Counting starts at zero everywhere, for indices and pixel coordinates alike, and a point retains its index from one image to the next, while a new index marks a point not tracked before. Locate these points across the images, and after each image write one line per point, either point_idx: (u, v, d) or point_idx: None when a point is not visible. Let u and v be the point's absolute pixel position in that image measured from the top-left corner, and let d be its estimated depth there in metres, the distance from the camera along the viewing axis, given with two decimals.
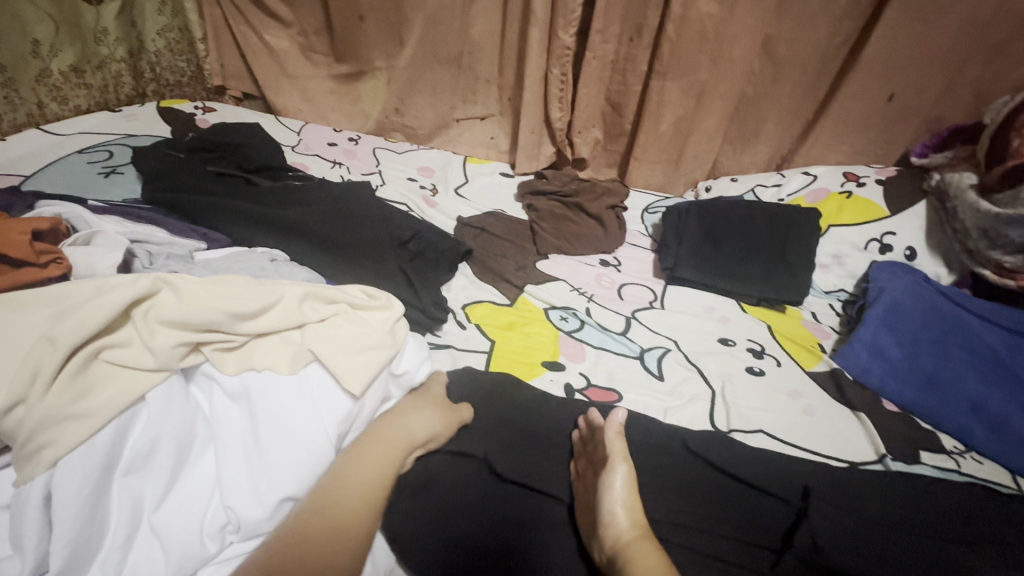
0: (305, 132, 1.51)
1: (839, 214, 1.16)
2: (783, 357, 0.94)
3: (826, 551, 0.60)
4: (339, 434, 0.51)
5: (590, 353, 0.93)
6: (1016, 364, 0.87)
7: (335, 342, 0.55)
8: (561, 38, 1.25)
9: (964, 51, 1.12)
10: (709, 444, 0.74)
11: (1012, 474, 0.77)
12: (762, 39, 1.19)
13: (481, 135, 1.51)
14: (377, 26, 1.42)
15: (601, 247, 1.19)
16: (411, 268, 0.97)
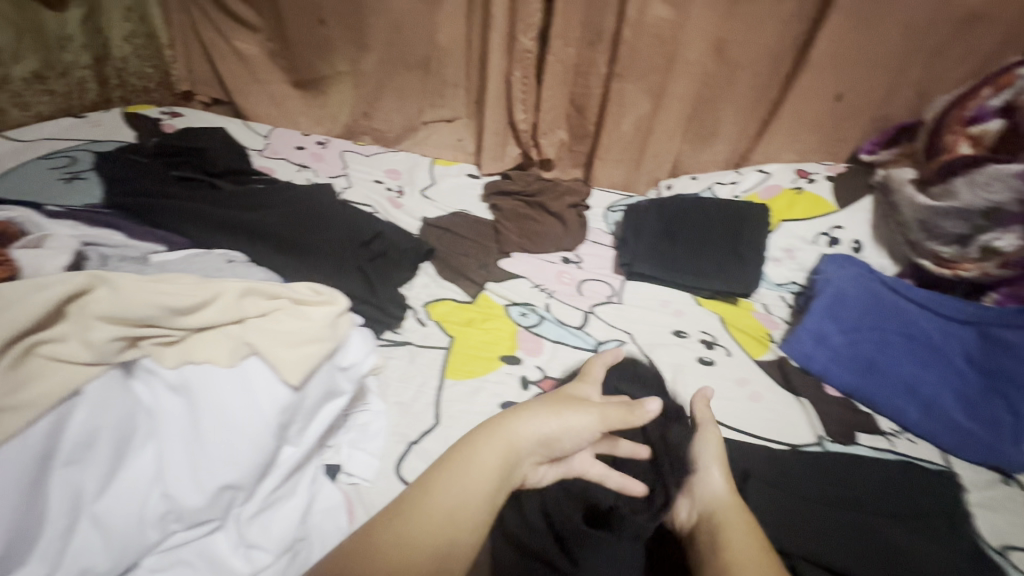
0: (272, 137, 1.52)
1: (791, 210, 1.20)
2: (733, 348, 0.97)
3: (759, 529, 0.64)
4: (282, 426, 0.52)
5: (547, 346, 0.95)
6: (949, 347, 0.91)
7: (277, 335, 0.53)
8: (522, 42, 1.29)
9: (904, 52, 1.17)
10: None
11: (942, 452, 0.82)
12: (715, 42, 1.23)
13: (449, 137, 1.54)
14: (341, 30, 1.43)
15: (563, 245, 1.22)
16: (372, 268, 0.99)
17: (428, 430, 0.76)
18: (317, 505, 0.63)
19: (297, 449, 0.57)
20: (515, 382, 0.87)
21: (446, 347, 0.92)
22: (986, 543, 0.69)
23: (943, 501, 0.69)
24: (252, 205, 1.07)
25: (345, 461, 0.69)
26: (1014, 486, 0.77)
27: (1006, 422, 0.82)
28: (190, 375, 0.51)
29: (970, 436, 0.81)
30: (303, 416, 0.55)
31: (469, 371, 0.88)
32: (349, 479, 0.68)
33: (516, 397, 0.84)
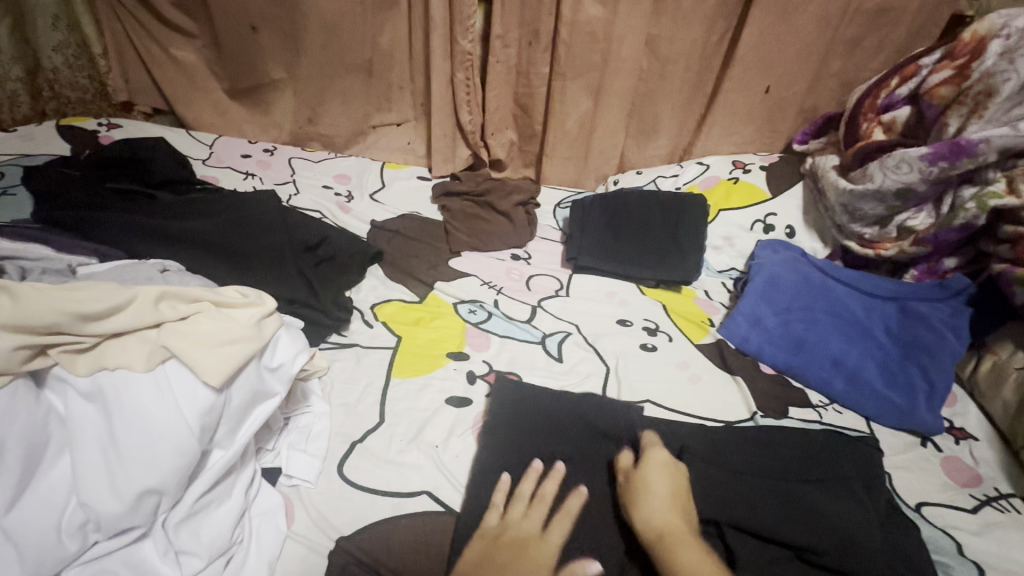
0: (217, 146, 1.50)
1: (727, 199, 1.25)
2: (674, 333, 1.01)
3: (696, 502, 0.66)
4: (202, 429, 0.51)
5: (495, 341, 0.97)
6: (871, 322, 0.97)
7: (194, 338, 0.53)
8: (462, 45, 1.30)
9: (823, 46, 1.24)
10: (593, 412, 0.77)
11: (866, 420, 0.87)
12: (646, 39, 1.27)
13: (398, 140, 1.55)
14: (274, 36, 1.42)
15: (512, 242, 1.24)
16: (317, 273, 0.99)
17: (372, 428, 0.77)
18: (255, 508, 0.62)
19: (227, 452, 0.56)
20: (462, 377, 0.88)
21: (393, 346, 0.93)
22: (904, 501, 0.74)
23: (863, 464, 0.73)
24: (193, 215, 1.05)
25: (284, 463, 0.68)
26: (930, 448, 0.83)
27: (921, 388, 0.88)
28: (103, 381, 0.50)
29: (890, 403, 0.86)
30: (228, 417, 0.55)
31: (415, 368, 0.88)
32: (289, 481, 0.67)
33: (462, 391, 0.85)
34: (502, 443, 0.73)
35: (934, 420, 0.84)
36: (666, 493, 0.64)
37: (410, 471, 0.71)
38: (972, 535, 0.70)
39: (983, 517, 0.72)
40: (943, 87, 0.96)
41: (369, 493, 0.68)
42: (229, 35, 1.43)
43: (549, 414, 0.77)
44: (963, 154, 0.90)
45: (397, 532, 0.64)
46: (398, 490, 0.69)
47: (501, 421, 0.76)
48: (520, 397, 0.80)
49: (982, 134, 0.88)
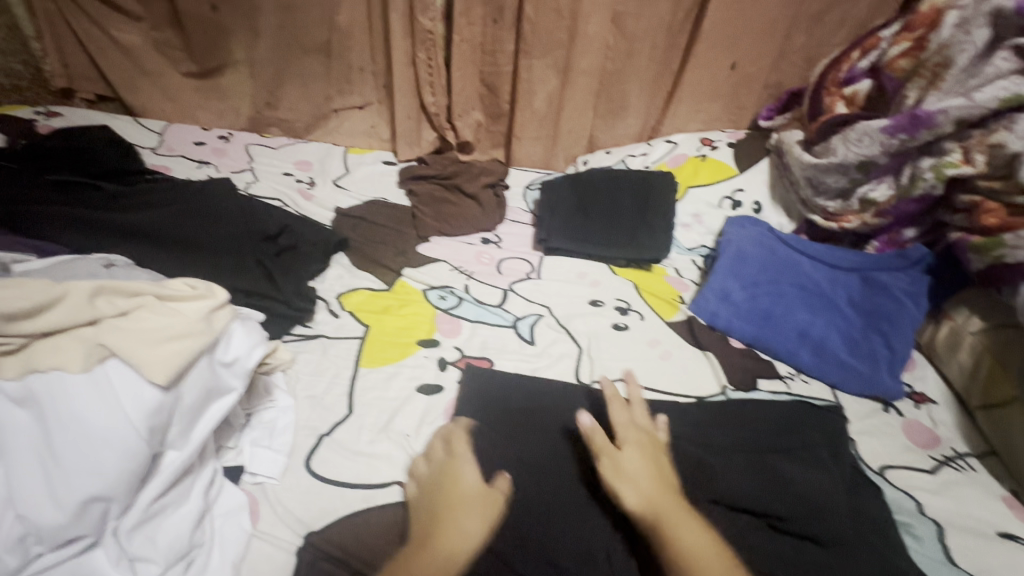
0: (168, 133, 1.43)
1: (696, 176, 1.25)
2: (646, 312, 1.01)
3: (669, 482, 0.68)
4: (150, 429, 0.48)
5: (466, 327, 0.95)
6: (835, 294, 0.99)
7: (135, 334, 0.50)
8: (422, 23, 1.26)
9: (788, 21, 1.24)
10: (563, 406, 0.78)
11: (831, 388, 0.89)
12: (612, 15, 1.24)
13: (362, 124, 1.49)
14: (241, 15, 1.35)
15: (481, 226, 1.22)
16: (277, 263, 0.95)
17: (340, 420, 0.75)
18: (217, 509, 0.60)
19: (181, 453, 0.53)
20: (433, 364, 0.86)
21: (361, 336, 0.90)
22: (868, 466, 0.76)
23: (827, 432, 0.74)
24: (143, 206, 0.99)
25: (247, 461, 0.66)
26: (892, 413, 0.85)
27: (883, 355, 0.90)
28: (34, 385, 0.47)
29: (853, 371, 0.88)
30: (180, 417, 0.52)
31: (384, 358, 0.86)
32: (254, 479, 0.65)
33: (433, 378, 0.83)
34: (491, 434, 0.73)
35: (895, 385, 0.86)
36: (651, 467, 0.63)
37: (381, 462, 0.70)
38: (931, 495, 0.72)
39: (942, 477, 0.75)
40: (902, 59, 0.97)
41: (337, 487, 0.66)
42: (195, 11, 1.35)
43: (539, 404, 0.78)
44: (920, 125, 0.90)
45: (368, 525, 0.62)
46: (368, 482, 0.67)
47: (494, 412, 0.76)
48: (514, 387, 0.80)
49: (939, 105, 0.89)
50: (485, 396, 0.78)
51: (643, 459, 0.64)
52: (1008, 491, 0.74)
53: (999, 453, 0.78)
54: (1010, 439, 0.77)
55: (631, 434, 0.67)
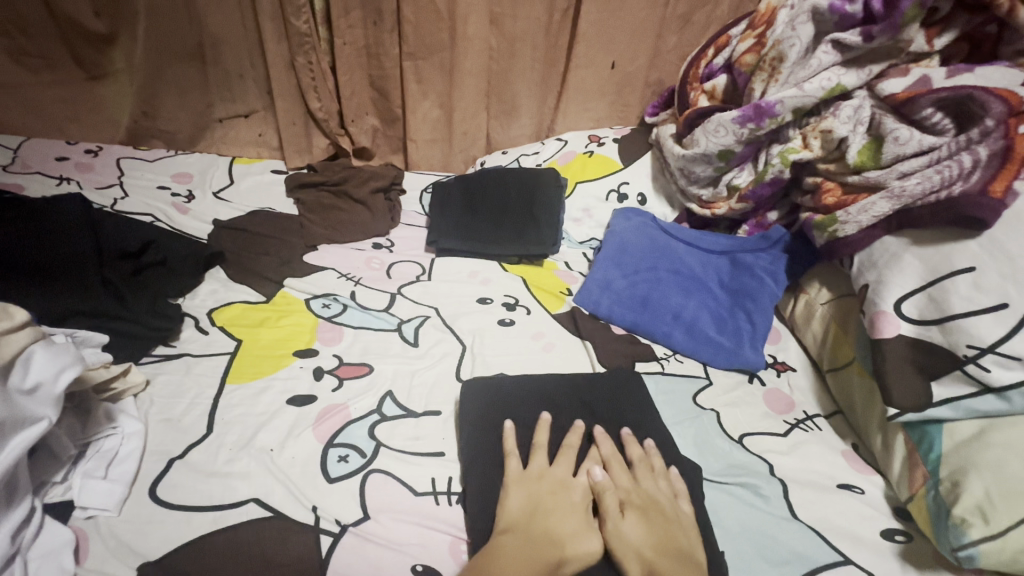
0: (25, 150, 1.31)
1: (583, 172, 1.29)
2: (533, 306, 1.02)
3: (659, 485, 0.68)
4: None
5: (348, 334, 0.92)
6: (707, 277, 1.05)
7: None
8: (297, 26, 1.23)
9: (657, 22, 1.30)
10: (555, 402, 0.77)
11: (702, 365, 0.94)
12: (490, 17, 1.26)
13: (248, 133, 1.43)
14: (112, 20, 1.27)
15: (372, 231, 1.19)
16: (131, 282, 0.90)
17: (197, 441, 0.71)
18: (34, 551, 0.55)
19: None
20: (308, 374, 0.83)
21: (231, 351, 0.86)
22: (728, 435, 0.80)
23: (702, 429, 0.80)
24: None
25: (76, 494, 0.61)
26: (756, 383, 0.90)
27: (746, 330, 0.96)
28: None
29: (721, 347, 0.94)
30: None
31: (255, 372, 0.82)
32: (85, 513, 0.60)
33: (307, 389, 0.81)
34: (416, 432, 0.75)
35: (756, 357, 0.92)
36: (653, 534, 0.61)
37: (237, 480, 0.66)
38: (782, 456, 0.78)
39: (793, 438, 0.81)
40: (747, 55, 1.04)
41: (183, 511, 0.62)
42: (48, 17, 1.27)
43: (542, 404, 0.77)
44: (764, 115, 0.98)
45: (216, 547, 0.59)
46: (221, 503, 0.64)
47: (480, 401, 0.76)
48: (500, 376, 0.82)
49: (778, 96, 0.97)
50: (488, 410, 0.75)
51: (647, 527, 0.62)
52: (849, 445, 0.81)
53: (844, 411, 0.85)
54: (852, 398, 0.83)
55: (636, 495, 0.65)
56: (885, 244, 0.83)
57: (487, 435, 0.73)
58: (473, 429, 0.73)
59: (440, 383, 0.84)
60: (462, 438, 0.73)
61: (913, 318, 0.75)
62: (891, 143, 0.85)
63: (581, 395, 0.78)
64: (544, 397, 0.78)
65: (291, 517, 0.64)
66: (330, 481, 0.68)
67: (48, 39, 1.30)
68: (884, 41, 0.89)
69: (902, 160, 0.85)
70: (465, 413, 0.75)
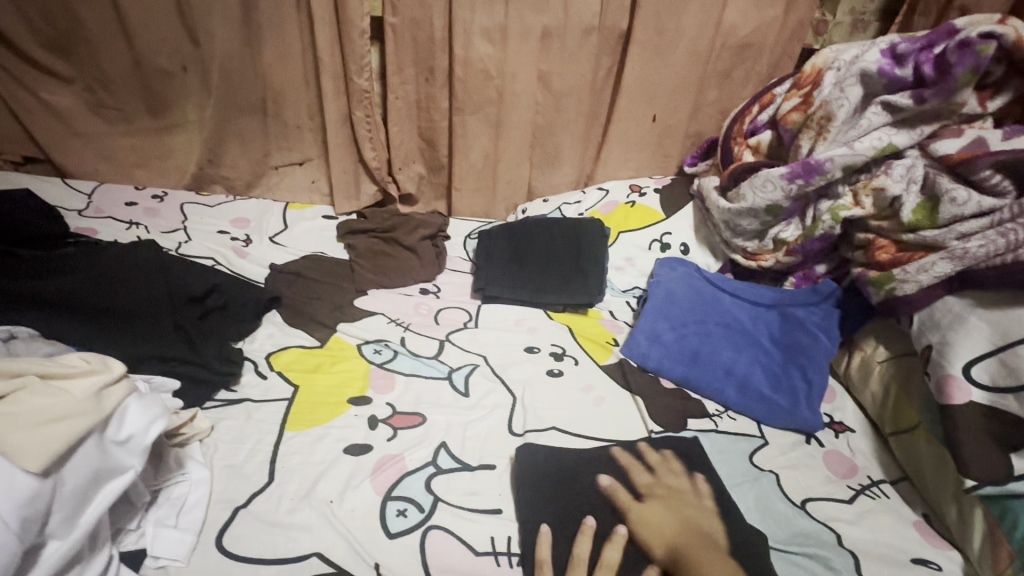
0: (98, 195, 1.40)
1: (627, 222, 1.31)
2: (580, 356, 1.02)
3: None
4: (21, 520, 0.45)
5: (400, 381, 0.94)
6: (757, 330, 1.04)
7: (12, 418, 0.47)
8: (357, 83, 1.30)
9: (698, 78, 1.34)
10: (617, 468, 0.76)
11: (757, 423, 0.92)
12: (538, 75, 1.32)
13: (303, 179, 1.50)
14: (189, 78, 1.39)
15: (419, 277, 1.23)
16: (199, 326, 0.94)
17: (261, 489, 0.72)
18: None
19: (63, 543, 0.50)
20: (363, 423, 0.84)
21: (289, 397, 0.88)
22: (791, 501, 0.78)
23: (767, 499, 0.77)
24: (54, 272, 0.96)
25: (149, 543, 0.62)
26: (814, 445, 0.88)
27: (801, 388, 0.94)
28: None
29: (776, 405, 0.92)
30: (62, 503, 0.49)
31: (312, 419, 0.84)
32: (156, 563, 0.61)
33: (363, 438, 0.81)
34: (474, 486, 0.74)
35: (814, 417, 0.90)
36: (674, 518, 0.71)
37: (299, 532, 0.67)
38: (849, 525, 0.75)
39: (859, 506, 0.78)
40: (793, 113, 1.06)
41: (252, 563, 0.63)
42: (130, 74, 1.40)
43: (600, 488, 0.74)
44: (813, 172, 0.99)
45: None
46: (285, 556, 0.64)
47: (535, 470, 0.75)
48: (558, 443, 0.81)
49: (827, 154, 0.98)
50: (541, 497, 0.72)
51: (665, 512, 0.71)
52: (920, 515, 0.77)
53: (911, 478, 0.82)
54: (920, 464, 0.80)
55: (658, 489, 0.74)
56: (947, 305, 0.82)
57: (553, 500, 0.72)
58: (539, 495, 0.73)
59: (491, 435, 0.84)
60: (528, 501, 0.72)
61: (984, 384, 0.73)
62: (947, 204, 0.85)
63: (657, 471, 0.77)
64: (604, 457, 0.77)
65: (351, 574, 0.64)
66: (390, 537, 0.68)
67: (127, 93, 1.42)
68: (936, 105, 0.91)
69: (960, 220, 0.85)
70: (526, 480, 0.74)
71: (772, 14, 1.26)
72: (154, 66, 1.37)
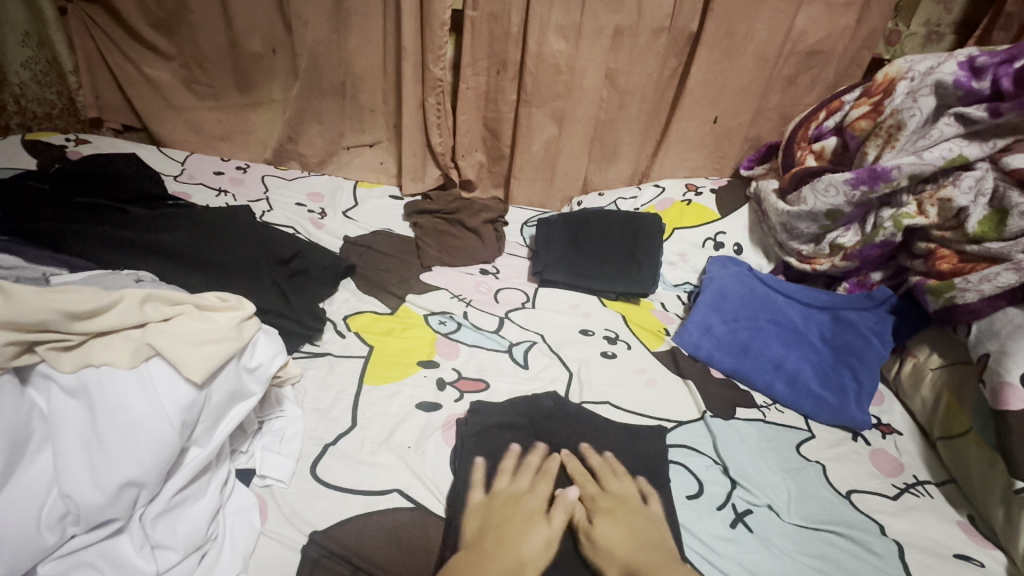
0: (189, 163, 1.52)
1: (681, 219, 1.34)
2: (633, 342, 1.07)
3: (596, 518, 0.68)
4: (183, 421, 0.54)
5: (464, 350, 1.00)
6: (808, 330, 1.06)
7: (178, 337, 0.56)
8: (433, 72, 1.38)
9: (763, 83, 1.37)
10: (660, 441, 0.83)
11: (804, 417, 0.95)
12: (605, 72, 1.37)
13: (371, 160, 1.59)
14: (277, 59, 1.49)
15: (479, 257, 1.29)
16: (288, 285, 1.03)
17: (346, 431, 0.80)
18: (229, 507, 0.65)
19: (204, 449, 0.59)
20: (431, 383, 0.91)
21: (364, 355, 0.96)
22: (836, 490, 0.81)
23: (814, 484, 0.81)
24: (165, 228, 1.07)
25: (258, 464, 0.71)
26: (860, 442, 0.91)
27: (851, 388, 0.96)
28: (87, 377, 0.53)
29: (824, 402, 0.94)
30: (209, 414, 0.58)
31: (386, 376, 0.91)
32: (263, 482, 0.70)
33: (432, 396, 0.88)
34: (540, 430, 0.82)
35: (862, 416, 0.92)
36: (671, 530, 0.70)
37: (381, 471, 0.74)
38: (892, 517, 0.78)
39: (903, 502, 0.80)
40: (862, 121, 1.08)
41: (342, 493, 0.71)
42: (223, 54, 1.51)
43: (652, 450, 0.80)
44: (878, 179, 1.01)
45: (368, 527, 0.67)
46: (370, 489, 0.72)
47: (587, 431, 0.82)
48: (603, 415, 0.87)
49: (894, 162, 1.00)
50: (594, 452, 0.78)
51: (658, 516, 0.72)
52: (965, 516, 0.79)
53: (957, 480, 0.84)
54: (967, 468, 0.82)
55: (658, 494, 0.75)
56: (1009, 314, 0.84)
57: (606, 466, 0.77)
58: (597, 457, 0.79)
59: None
60: (584, 456, 0.78)
61: None
62: (1017, 217, 0.87)
63: None
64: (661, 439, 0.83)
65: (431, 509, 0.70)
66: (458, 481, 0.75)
67: (219, 73, 1.54)
68: (1012, 118, 0.92)
69: None
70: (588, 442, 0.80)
71: (845, 22, 1.27)
72: (247, 49, 1.48)
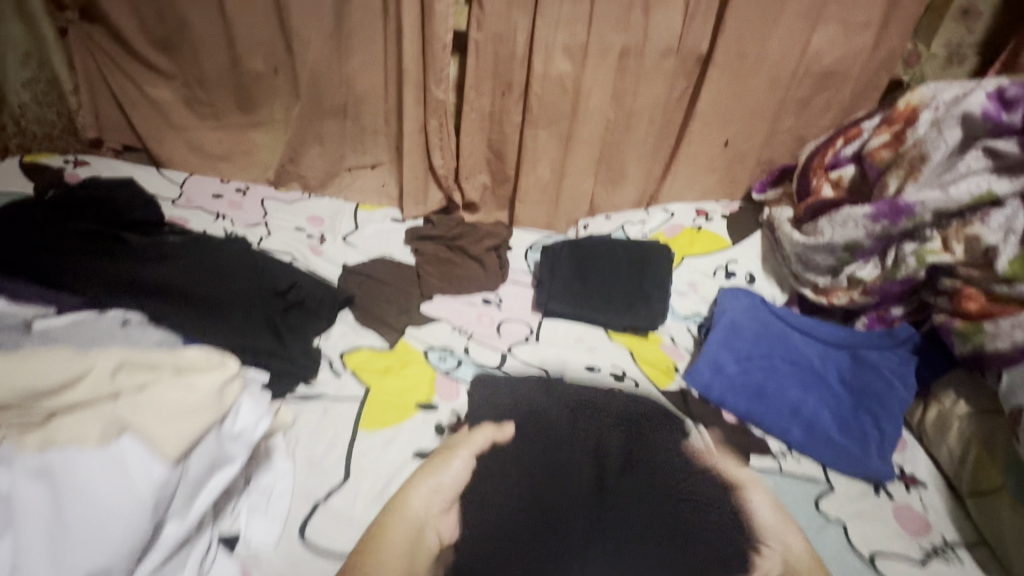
0: (188, 185, 1.50)
1: (692, 246, 1.29)
2: (642, 380, 1.02)
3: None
4: (155, 499, 0.55)
5: (464, 390, 0.96)
6: (826, 370, 1.01)
7: (155, 411, 0.60)
8: (435, 93, 1.34)
9: (777, 105, 1.32)
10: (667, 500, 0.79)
11: (822, 467, 0.90)
12: (613, 94, 1.33)
13: (373, 182, 1.55)
14: (278, 79, 1.47)
15: (482, 286, 1.25)
16: (283, 321, 0.99)
17: (337, 485, 0.78)
18: None
19: (180, 523, 0.60)
20: (430, 430, 0.87)
21: (360, 398, 0.91)
22: (859, 555, 0.78)
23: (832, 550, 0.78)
24: (155, 256, 1.02)
25: (243, 529, 0.70)
26: (882, 496, 0.86)
27: (873, 436, 0.92)
28: (52, 460, 0.54)
29: (844, 451, 0.90)
30: (184, 486, 0.60)
31: (382, 421, 0.87)
32: (248, 549, 0.69)
33: (431, 444, 0.85)
34: (541, 486, 0.78)
35: (885, 468, 0.88)
36: None
37: (377, 529, 0.73)
38: None
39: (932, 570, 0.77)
40: (882, 150, 1.04)
41: (338, 557, 0.70)
42: (224, 74, 1.49)
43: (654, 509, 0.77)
44: (901, 214, 0.97)
45: None
46: (368, 552, 0.70)
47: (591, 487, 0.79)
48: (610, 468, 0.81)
49: (918, 196, 0.95)
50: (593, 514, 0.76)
51: None
52: None
53: (990, 543, 0.80)
54: (1001, 530, 0.79)
55: None
56: None
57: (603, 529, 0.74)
58: (600, 518, 0.75)
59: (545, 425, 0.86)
60: (583, 518, 0.75)
61: None
62: None
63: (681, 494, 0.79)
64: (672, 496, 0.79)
65: None
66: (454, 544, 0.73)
67: (220, 93, 1.52)
68: None
69: None
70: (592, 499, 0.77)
71: (861, 43, 1.22)
72: (247, 69, 1.45)
